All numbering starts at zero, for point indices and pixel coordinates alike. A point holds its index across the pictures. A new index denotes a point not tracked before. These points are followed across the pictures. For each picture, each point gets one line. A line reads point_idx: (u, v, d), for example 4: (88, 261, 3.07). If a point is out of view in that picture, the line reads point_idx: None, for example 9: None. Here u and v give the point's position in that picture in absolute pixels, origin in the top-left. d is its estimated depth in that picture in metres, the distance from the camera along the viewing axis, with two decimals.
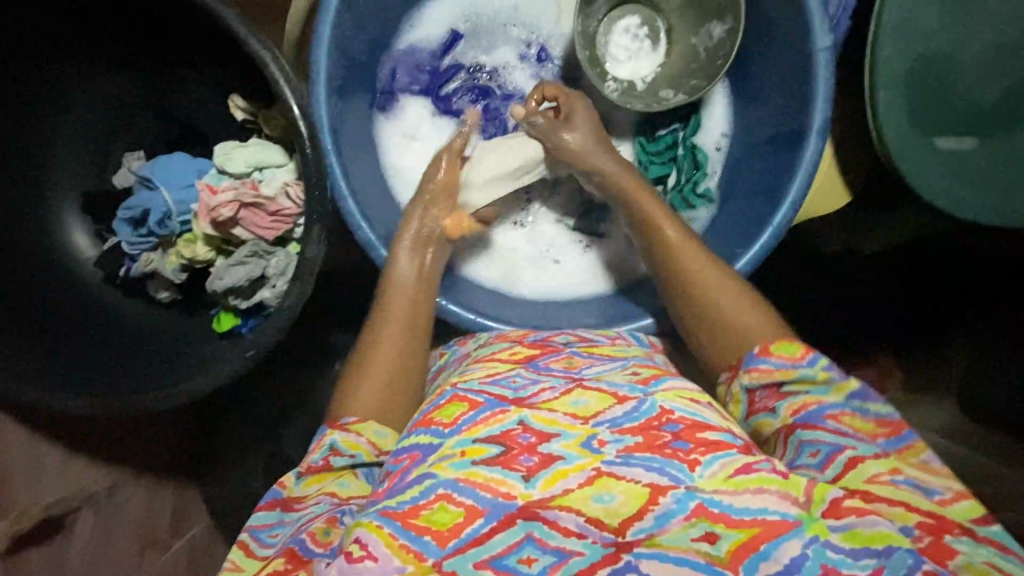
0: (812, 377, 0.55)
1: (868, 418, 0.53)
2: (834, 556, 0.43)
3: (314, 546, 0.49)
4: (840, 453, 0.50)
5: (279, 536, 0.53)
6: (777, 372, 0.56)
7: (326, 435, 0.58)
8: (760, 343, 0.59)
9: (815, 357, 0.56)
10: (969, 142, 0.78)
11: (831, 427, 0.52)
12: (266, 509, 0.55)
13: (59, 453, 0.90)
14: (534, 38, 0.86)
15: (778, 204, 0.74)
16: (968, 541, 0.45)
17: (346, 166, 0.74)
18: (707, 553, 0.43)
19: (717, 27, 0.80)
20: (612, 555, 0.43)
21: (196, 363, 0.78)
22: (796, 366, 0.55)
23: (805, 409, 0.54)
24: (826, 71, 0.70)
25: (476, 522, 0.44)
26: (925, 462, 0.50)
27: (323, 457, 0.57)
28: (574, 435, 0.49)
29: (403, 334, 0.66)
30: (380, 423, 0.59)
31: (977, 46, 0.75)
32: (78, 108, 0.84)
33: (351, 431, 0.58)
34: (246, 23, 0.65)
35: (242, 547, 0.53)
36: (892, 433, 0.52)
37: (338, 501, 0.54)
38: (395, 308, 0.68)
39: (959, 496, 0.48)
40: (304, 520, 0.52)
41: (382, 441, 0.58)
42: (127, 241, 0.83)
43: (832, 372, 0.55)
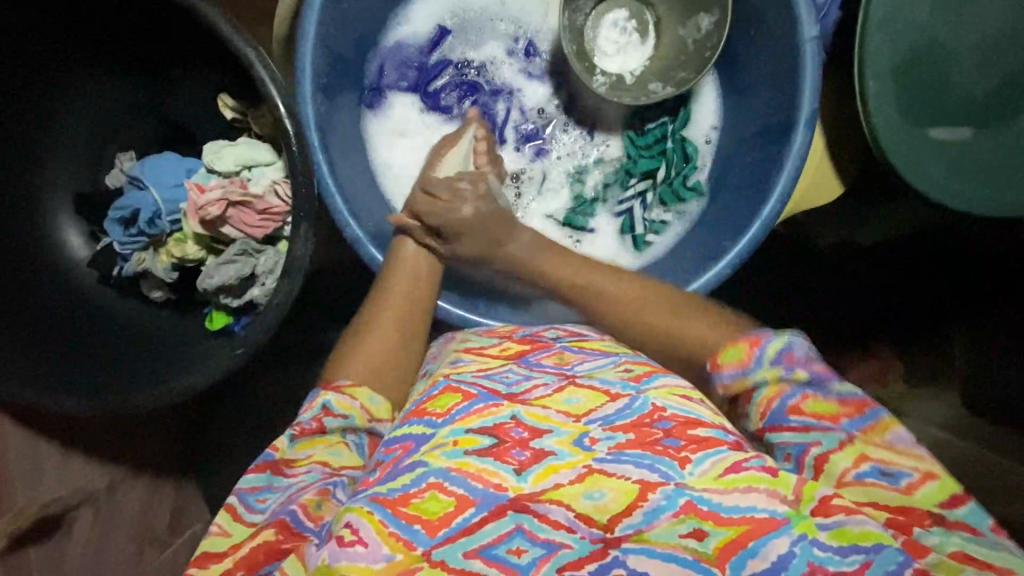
0: (764, 378, 0.54)
1: (830, 399, 0.52)
2: (821, 554, 0.43)
3: (306, 518, 0.48)
4: (806, 454, 0.50)
5: (269, 502, 0.51)
6: (733, 384, 0.56)
7: (319, 396, 0.59)
8: (711, 356, 0.59)
9: (761, 351, 0.55)
10: (965, 133, 0.77)
11: (794, 424, 0.52)
12: (257, 471, 0.53)
13: (57, 451, 0.90)
14: (522, 33, 0.86)
15: (768, 195, 0.73)
16: (941, 531, 0.45)
17: (333, 164, 0.74)
18: (695, 549, 0.43)
19: (705, 18, 0.80)
20: (601, 550, 0.43)
21: (189, 362, 0.78)
22: (746, 372, 0.55)
23: (769, 407, 0.53)
24: (813, 61, 0.70)
25: (467, 511, 0.44)
26: (891, 443, 0.49)
27: (314, 417, 0.57)
28: (566, 432, 0.49)
29: (405, 309, 0.68)
30: (372, 390, 0.61)
31: (970, 35, 0.75)
32: (70, 110, 0.85)
33: (345, 393, 0.59)
34: (231, 22, 0.65)
35: (230, 511, 0.51)
36: (856, 412, 0.51)
37: (330, 470, 0.53)
38: (400, 283, 0.70)
39: (927, 477, 0.47)
40: (296, 488, 0.51)
41: (376, 407, 0.59)
42: (118, 240, 0.83)
43: (780, 368, 0.54)
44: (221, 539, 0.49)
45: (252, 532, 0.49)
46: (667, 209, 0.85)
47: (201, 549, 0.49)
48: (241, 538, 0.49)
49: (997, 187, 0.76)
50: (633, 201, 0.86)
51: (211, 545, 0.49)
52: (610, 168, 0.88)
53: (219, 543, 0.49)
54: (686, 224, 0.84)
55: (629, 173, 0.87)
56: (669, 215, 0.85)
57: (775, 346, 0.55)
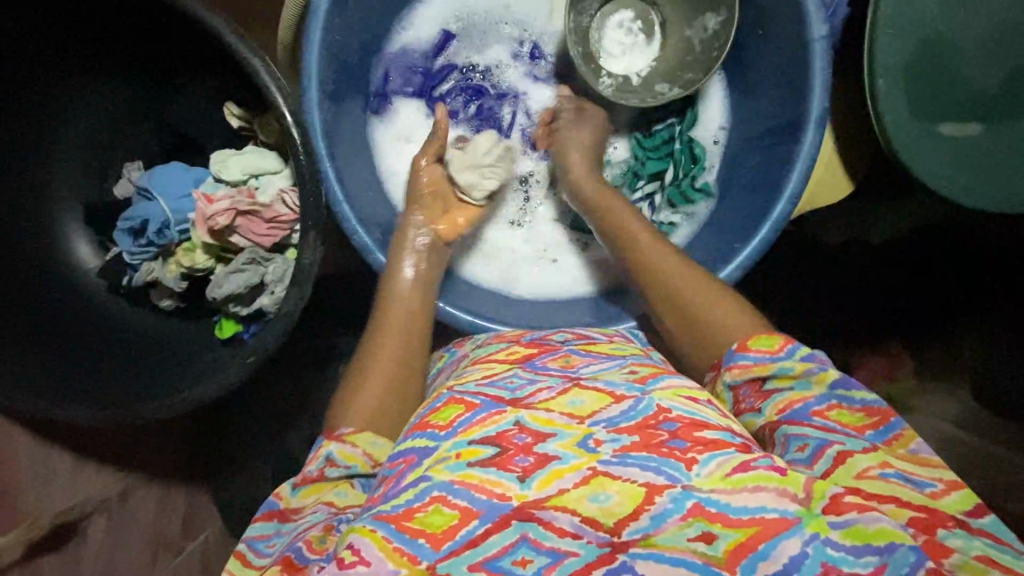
0: (790, 369, 0.55)
1: (855, 409, 0.53)
2: (834, 554, 0.43)
3: (310, 553, 0.48)
4: (828, 447, 0.50)
5: (275, 547, 0.52)
6: (755, 367, 0.57)
7: (322, 446, 0.57)
8: (739, 339, 0.60)
9: (793, 347, 0.56)
10: (975, 128, 0.76)
11: (817, 423, 0.52)
12: (264, 520, 0.54)
13: (70, 460, 0.91)
14: (527, 36, 0.86)
15: (777, 197, 0.73)
16: (963, 534, 0.44)
17: (340, 172, 0.74)
18: (704, 553, 0.43)
19: (711, 19, 0.79)
20: (608, 555, 0.43)
21: (198, 370, 0.78)
22: (774, 359, 0.56)
23: (790, 407, 0.54)
24: (822, 61, 0.69)
25: (471, 524, 0.44)
26: (914, 453, 0.49)
27: (317, 468, 0.56)
28: (570, 435, 0.49)
29: (402, 341, 0.66)
30: (375, 432, 0.58)
31: (981, 30, 0.74)
32: (76, 120, 0.85)
33: (347, 442, 0.56)
34: (236, 32, 0.65)
35: (240, 558, 0.53)
36: (880, 423, 0.51)
37: (335, 510, 0.53)
38: (394, 315, 0.68)
39: (952, 487, 0.47)
40: (300, 530, 0.51)
41: (379, 451, 0.57)
42: (128, 251, 0.84)
43: (810, 364, 0.55)
44: None
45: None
46: (675, 211, 0.85)
47: None
48: None
49: (1008, 183, 0.76)
50: (641, 203, 0.86)
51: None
52: (618, 170, 0.87)
53: None
54: (694, 225, 0.84)
55: (636, 175, 0.86)
56: (677, 217, 0.85)
57: (805, 348, 0.56)
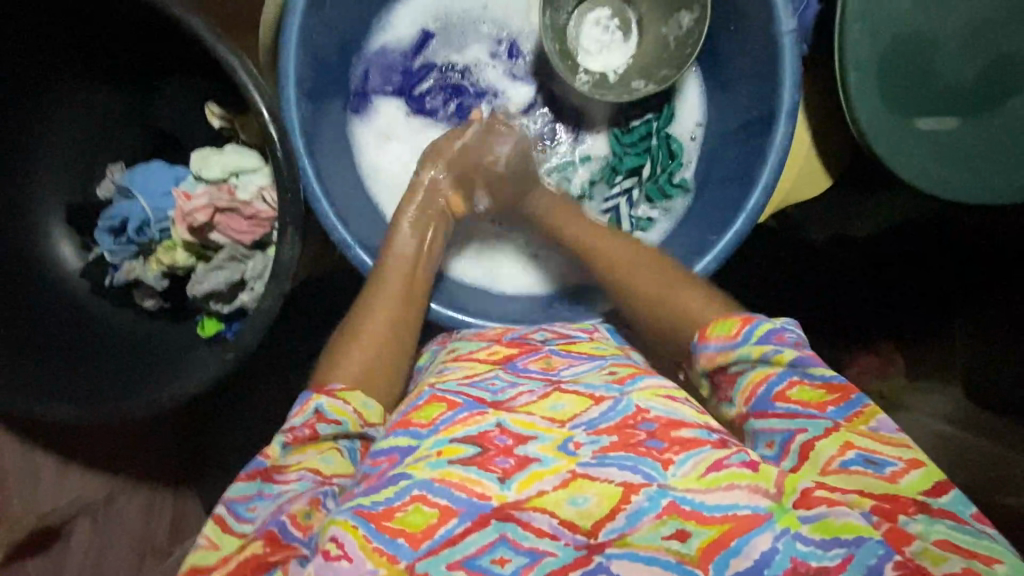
0: (750, 359, 0.54)
1: (816, 385, 0.51)
2: (803, 548, 0.43)
3: (294, 529, 0.48)
4: (792, 440, 0.50)
5: (258, 512, 0.50)
6: (718, 356, 0.56)
7: (311, 400, 0.57)
8: (700, 328, 0.59)
9: (750, 329, 0.55)
10: (953, 122, 0.77)
11: (778, 410, 0.51)
12: (246, 480, 0.52)
13: (54, 464, 0.91)
14: (505, 35, 0.87)
15: (751, 189, 0.73)
16: (924, 519, 0.44)
17: (319, 168, 0.74)
18: (677, 551, 0.43)
19: (686, 16, 0.81)
20: (584, 558, 0.43)
21: (179, 369, 0.79)
22: (733, 346, 0.55)
23: (754, 392, 0.53)
24: (792, 54, 0.70)
25: (450, 522, 0.44)
26: (875, 431, 0.49)
27: (307, 423, 0.55)
28: (551, 438, 0.49)
29: (391, 321, 0.66)
30: (366, 394, 0.59)
31: (950, 25, 0.75)
32: (59, 122, 0.86)
33: (339, 397, 0.57)
34: (214, 31, 0.66)
35: (218, 522, 0.50)
36: (841, 399, 0.50)
37: (321, 478, 0.52)
38: (393, 278, 0.70)
39: (913, 465, 0.47)
40: (286, 497, 0.50)
41: (369, 412, 0.58)
42: (110, 250, 0.84)
43: (768, 347, 0.53)
44: (210, 552, 0.48)
45: (241, 543, 0.48)
46: (653, 206, 0.86)
47: (190, 562, 0.49)
48: (231, 549, 0.48)
49: (983, 175, 0.76)
50: (619, 198, 0.87)
51: (199, 558, 0.48)
52: (597, 165, 0.88)
53: (206, 556, 0.48)
54: (672, 220, 0.85)
55: (614, 171, 0.87)
56: (656, 212, 0.85)
57: (765, 327, 0.55)
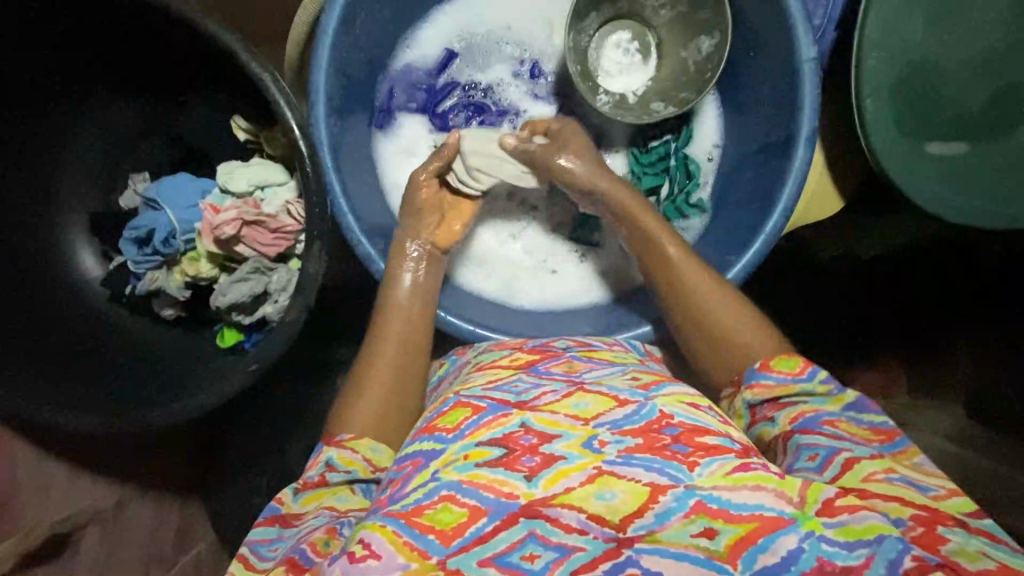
0: (812, 390, 0.57)
1: (865, 426, 0.55)
2: (829, 548, 0.44)
3: (314, 555, 0.49)
4: (837, 454, 0.52)
5: (277, 551, 0.53)
6: (777, 387, 0.58)
7: (322, 452, 0.59)
8: (761, 359, 0.61)
9: (813, 370, 0.58)
10: (963, 147, 0.79)
11: (827, 432, 0.54)
12: (265, 524, 0.55)
13: (65, 473, 0.91)
14: (527, 56, 0.89)
15: (770, 211, 0.75)
16: (961, 531, 0.45)
17: (345, 183, 0.76)
18: (707, 547, 0.43)
19: (706, 41, 0.83)
20: (613, 550, 0.43)
21: (199, 379, 0.79)
22: (796, 380, 0.58)
23: (804, 417, 0.56)
24: (812, 83, 0.72)
25: (480, 521, 0.44)
26: (920, 465, 0.52)
27: (318, 473, 0.58)
28: (576, 435, 0.49)
29: (395, 368, 0.66)
30: (374, 439, 0.61)
31: (963, 54, 0.77)
32: (85, 132, 0.87)
33: (347, 447, 0.59)
34: (247, 47, 0.67)
35: (242, 561, 0.54)
36: (887, 439, 0.54)
37: (337, 514, 0.54)
38: (395, 319, 0.69)
39: (953, 493, 0.49)
40: (304, 532, 0.53)
41: (378, 457, 0.60)
42: (133, 260, 0.85)
43: (829, 386, 0.57)
44: None
45: None
46: (670, 225, 0.87)
47: None
48: None
49: (995, 199, 0.78)
50: None
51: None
52: None
53: None
54: (689, 239, 0.86)
55: None
56: (673, 231, 0.87)
57: (825, 372, 0.58)
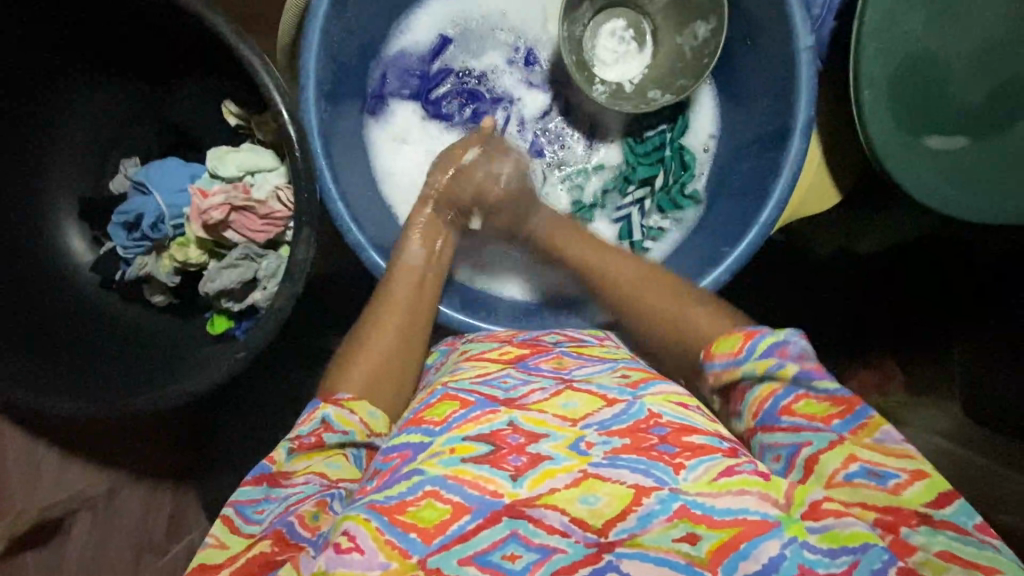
0: (754, 373, 0.55)
1: (821, 397, 0.52)
2: (811, 556, 0.43)
3: (302, 530, 0.47)
4: (798, 455, 0.50)
5: (267, 513, 0.50)
6: (725, 373, 0.57)
7: (318, 409, 0.57)
8: (705, 347, 0.60)
9: (754, 346, 0.55)
10: (962, 142, 0.78)
11: (785, 424, 0.52)
12: (252, 484, 0.52)
13: (56, 459, 0.91)
14: (522, 43, 0.88)
15: (765, 203, 0.74)
16: (927, 531, 0.45)
17: (335, 169, 0.75)
18: (688, 553, 0.43)
19: (701, 26, 0.81)
20: (594, 556, 0.43)
21: (188, 367, 0.79)
22: (738, 363, 0.56)
23: (761, 406, 0.53)
24: (809, 71, 0.71)
25: (462, 519, 0.43)
26: (879, 443, 0.49)
27: (313, 432, 0.55)
28: (562, 437, 0.49)
29: (398, 333, 0.66)
30: (372, 403, 0.59)
31: (962, 47, 0.76)
32: (74, 115, 0.86)
33: (345, 407, 0.57)
34: (235, 30, 0.66)
35: (227, 522, 0.50)
36: (846, 411, 0.50)
37: (328, 482, 0.52)
38: (402, 285, 0.71)
39: (915, 478, 0.47)
40: (293, 500, 0.50)
41: (374, 421, 0.58)
42: (123, 245, 0.84)
43: (770, 361, 0.54)
44: (217, 552, 0.48)
45: (249, 543, 0.48)
46: (665, 216, 0.86)
47: (197, 560, 0.48)
48: (238, 549, 0.48)
49: (991, 195, 0.77)
50: (631, 208, 0.88)
51: (205, 558, 0.48)
52: (610, 174, 0.89)
53: (213, 555, 0.48)
54: (684, 231, 0.86)
55: (627, 181, 0.88)
56: (666, 223, 0.86)
57: (768, 340, 0.55)
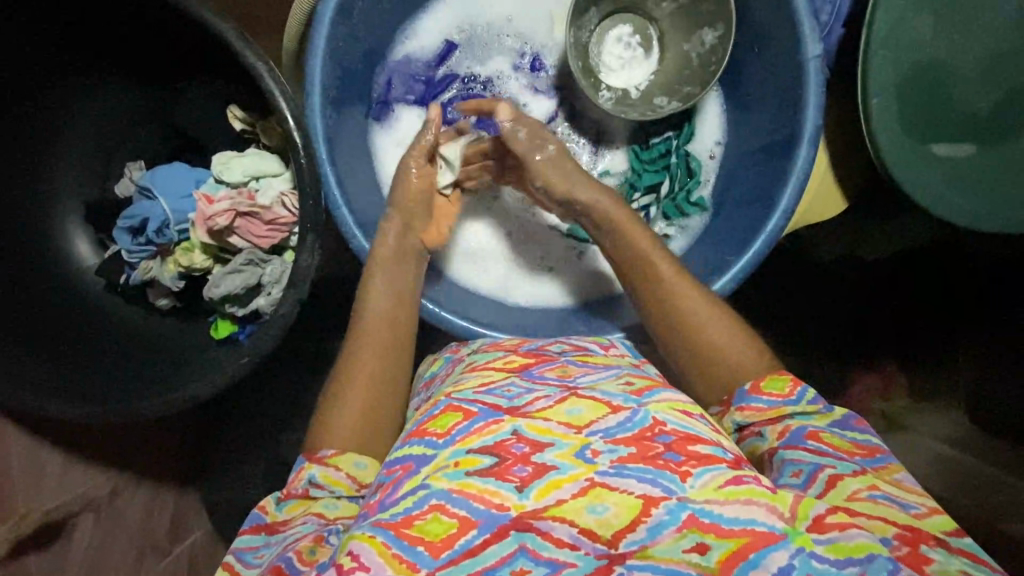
0: (799, 410, 0.57)
1: (847, 440, 0.55)
2: (822, 567, 0.42)
3: (299, 564, 0.48)
4: (821, 471, 0.51)
5: (264, 558, 0.52)
6: (768, 411, 0.57)
7: (304, 468, 0.56)
8: (750, 378, 0.60)
9: (802, 390, 0.58)
10: (969, 150, 0.77)
11: (811, 446, 0.53)
12: (251, 532, 0.54)
13: (59, 460, 0.90)
14: (528, 48, 0.87)
15: (771, 212, 0.74)
16: (943, 551, 0.45)
17: (340, 175, 0.75)
18: (698, 564, 0.43)
19: (709, 33, 0.81)
20: (605, 568, 0.43)
21: (192, 370, 0.79)
22: (786, 403, 0.58)
23: (790, 433, 0.55)
24: (816, 80, 0.71)
25: (469, 533, 0.43)
26: (900, 481, 0.51)
27: (302, 488, 0.55)
28: (568, 444, 0.48)
29: (375, 374, 0.63)
30: (359, 453, 0.57)
31: (971, 54, 0.75)
32: (78, 118, 0.86)
33: (330, 466, 0.56)
34: (242, 36, 0.66)
35: (227, 569, 0.52)
36: (869, 455, 0.53)
37: (324, 522, 0.53)
38: (374, 321, 0.67)
39: (933, 511, 0.48)
40: (290, 540, 0.52)
41: (362, 473, 0.56)
42: (127, 249, 0.84)
43: (816, 406, 0.57)
44: None
45: None
46: (670, 223, 0.86)
47: None
48: None
49: (997, 203, 0.76)
50: None
51: None
52: (615, 181, 0.89)
53: None
54: (689, 238, 0.85)
55: (632, 187, 0.88)
56: (672, 229, 0.86)
57: (810, 391, 0.58)
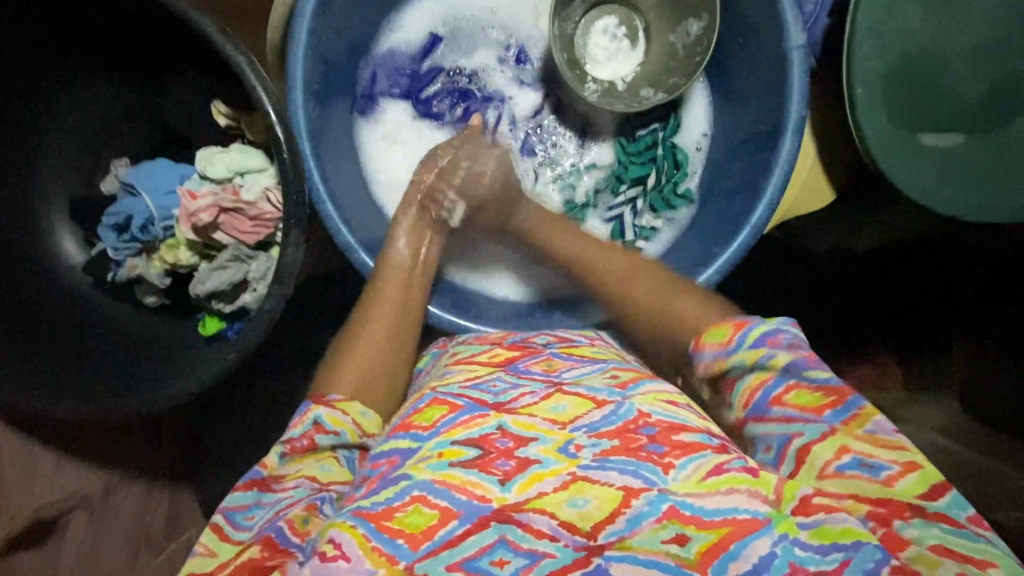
0: (742, 361, 0.55)
1: (812, 388, 0.52)
2: (802, 553, 0.42)
3: (292, 534, 0.47)
4: (788, 445, 0.51)
5: (256, 519, 0.49)
6: (714, 363, 0.57)
7: (310, 410, 0.57)
8: (696, 337, 0.60)
9: (745, 335, 0.56)
10: (957, 139, 0.77)
11: (775, 415, 0.52)
12: (243, 489, 0.51)
13: (51, 457, 0.91)
14: (513, 41, 0.87)
15: (756, 203, 0.74)
16: (920, 523, 0.44)
17: (324, 170, 0.74)
18: (677, 555, 0.42)
19: (694, 24, 0.81)
20: (584, 559, 0.42)
21: (181, 367, 0.79)
22: (727, 354, 0.56)
23: (752, 397, 0.54)
24: (800, 68, 0.70)
25: (450, 524, 0.43)
26: (871, 434, 0.49)
27: (304, 434, 0.55)
28: (552, 440, 0.48)
29: (386, 339, 0.65)
30: (363, 404, 0.59)
31: (958, 44, 0.75)
32: (63, 116, 0.85)
33: (336, 409, 0.57)
34: (223, 30, 0.66)
35: (216, 530, 0.49)
36: (837, 401, 0.51)
37: (318, 486, 0.52)
38: (391, 289, 0.70)
39: (907, 469, 0.47)
40: (283, 505, 0.50)
41: (367, 422, 0.58)
42: (112, 246, 0.84)
43: (760, 352, 0.54)
44: (207, 559, 0.48)
45: (239, 549, 0.48)
46: (657, 216, 0.86)
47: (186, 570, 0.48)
48: (227, 556, 0.48)
49: (985, 193, 0.76)
50: (623, 208, 0.87)
51: (194, 567, 0.48)
52: (601, 174, 0.89)
53: (203, 564, 0.48)
54: (676, 230, 0.85)
55: (619, 180, 0.87)
56: (659, 222, 0.86)
57: (756, 332, 0.55)
